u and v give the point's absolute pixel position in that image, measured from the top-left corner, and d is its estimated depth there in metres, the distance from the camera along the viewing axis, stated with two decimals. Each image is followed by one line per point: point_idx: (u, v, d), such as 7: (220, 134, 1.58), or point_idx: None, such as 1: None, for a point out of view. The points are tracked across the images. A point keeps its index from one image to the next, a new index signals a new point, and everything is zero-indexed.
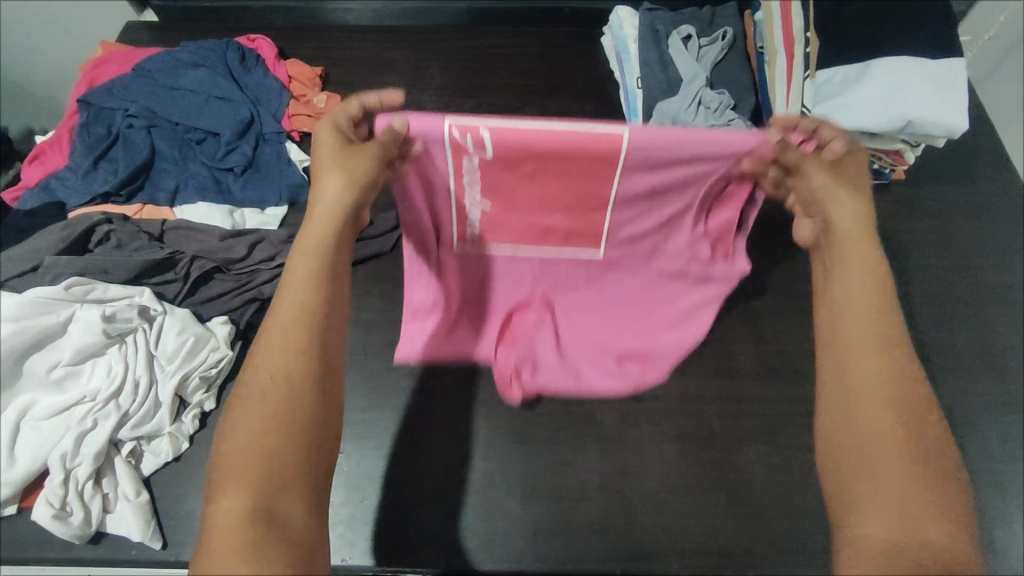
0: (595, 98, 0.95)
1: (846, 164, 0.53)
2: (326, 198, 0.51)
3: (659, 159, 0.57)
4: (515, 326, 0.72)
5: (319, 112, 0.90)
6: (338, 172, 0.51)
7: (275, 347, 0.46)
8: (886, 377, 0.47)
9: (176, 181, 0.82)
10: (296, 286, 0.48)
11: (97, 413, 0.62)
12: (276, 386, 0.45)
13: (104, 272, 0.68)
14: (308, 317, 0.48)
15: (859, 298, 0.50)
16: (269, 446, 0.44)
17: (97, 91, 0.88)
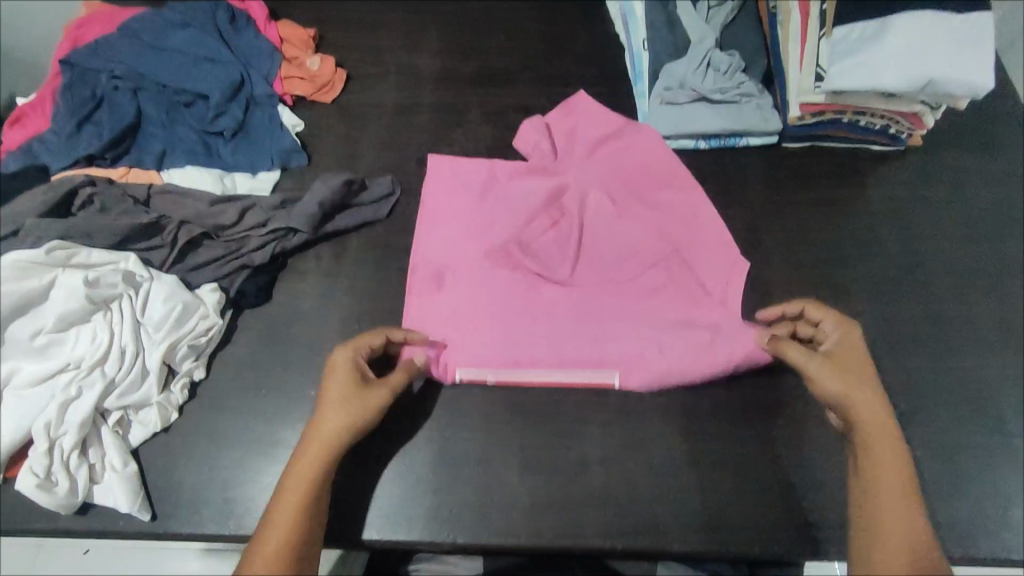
0: (599, 61, 0.91)
1: (839, 321, 0.64)
2: (327, 428, 0.57)
3: (636, 348, 0.68)
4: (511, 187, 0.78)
5: (312, 75, 0.86)
6: (340, 414, 0.58)
7: (284, 507, 0.54)
8: (892, 485, 0.55)
9: (163, 144, 0.79)
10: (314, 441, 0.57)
11: (82, 380, 0.60)
12: (306, 497, 0.55)
13: (87, 236, 0.65)
14: (339, 434, 0.57)
15: (873, 423, 0.58)
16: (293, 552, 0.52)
17: (80, 50, 0.84)
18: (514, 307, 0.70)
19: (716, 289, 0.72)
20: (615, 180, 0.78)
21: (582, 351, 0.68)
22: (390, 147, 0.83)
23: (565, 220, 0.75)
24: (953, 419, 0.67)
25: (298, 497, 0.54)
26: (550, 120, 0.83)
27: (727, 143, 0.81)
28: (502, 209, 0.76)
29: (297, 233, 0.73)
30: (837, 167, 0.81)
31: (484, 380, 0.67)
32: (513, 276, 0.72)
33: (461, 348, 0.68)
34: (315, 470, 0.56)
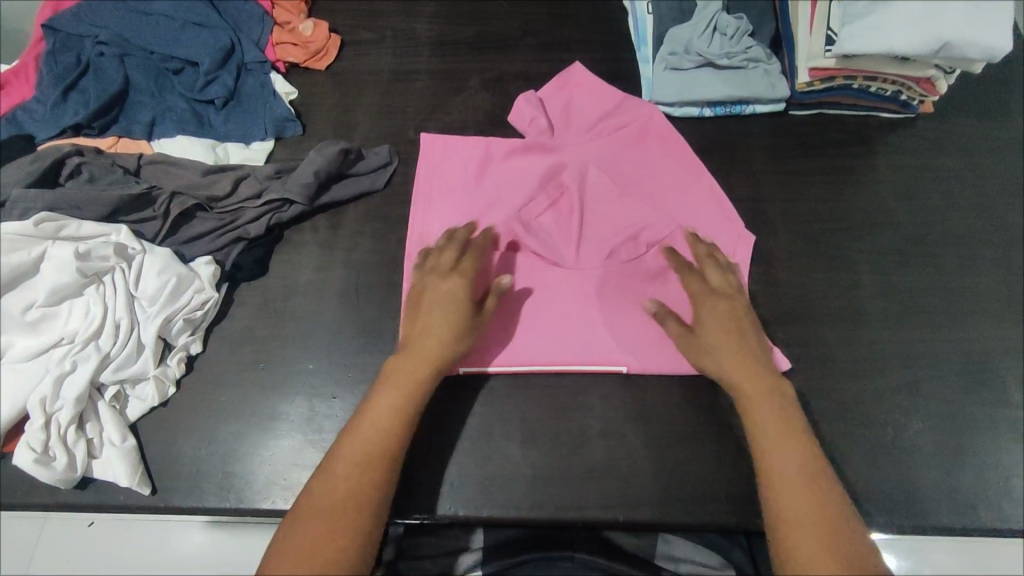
0: (603, 25, 0.88)
1: (702, 290, 0.64)
2: (434, 331, 0.60)
3: (645, 337, 0.67)
4: (512, 162, 0.74)
5: (305, 41, 0.83)
6: (448, 315, 0.61)
7: (385, 396, 0.58)
8: (788, 464, 0.55)
9: (152, 113, 0.77)
10: (396, 379, 0.59)
11: (77, 355, 0.59)
12: (379, 435, 0.56)
13: (76, 208, 0.64)
14: (431, 358, 0.59)
15: (754, 401, 0.58)
16: (377, 452, 0.55)
17: (64, 15, 0.81)
18: (516, 294, 0.68)
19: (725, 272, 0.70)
20: (619, 155, 0.74)
21: (590, 343, 0.66)
22: (387, 115, 0.81)
23: (566, 198, 0.72)
24: (957, 390, 0.66)
25: (373, 431, 0.56)
26: (544, 95, 0.79)
27: (732, 110, 0.79)
28: (501, 189, 0.72)
29: (294, 204, 0.71)
30: (845, 135, 0.79)
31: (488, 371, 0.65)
32: (515, 262, 0.70)
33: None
34: (394, 408, 0.57)
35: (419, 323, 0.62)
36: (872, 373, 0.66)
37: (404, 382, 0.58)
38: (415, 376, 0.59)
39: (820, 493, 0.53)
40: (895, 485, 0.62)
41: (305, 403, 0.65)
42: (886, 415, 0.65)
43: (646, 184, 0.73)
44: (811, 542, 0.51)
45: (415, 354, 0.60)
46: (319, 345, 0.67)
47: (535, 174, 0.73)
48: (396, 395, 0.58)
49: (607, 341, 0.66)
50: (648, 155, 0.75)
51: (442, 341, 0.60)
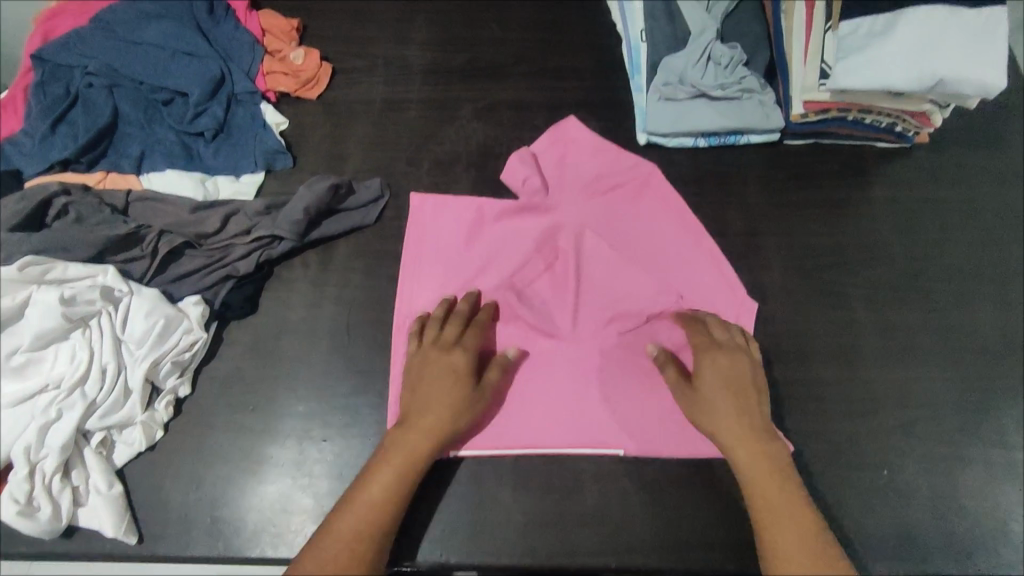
0: (597, 52, 0.87)
1: (709, 343, 0.63)
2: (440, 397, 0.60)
3: (643, 410, 0.66)
4: (506, 224, 0.73)
5: (296, 70, 0.83)
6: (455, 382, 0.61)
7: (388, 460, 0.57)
8: (771, 494, 0.56)
9: (141, 146, 0.76)
10: (401, 451, 0.58)
11: (62, 402, 0.58)
12: (389, 487, 0.56)
13: (64, 250, 0.63)
14: (436, 427, 0.59)
15: (735, 440, 0.59)
16: (378, 512, 0.55)
17: (52, 45, 0.80)
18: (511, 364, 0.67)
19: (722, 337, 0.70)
20: (614, 216, 0.74)
21: (586, 415, 0.65)
22: (378, 146, 0.80)
23: (560, 262, 0.72)
24: (953, 430, 0.66)
25: (378, 496, 0.56)
26: (537, 151, 0.78)
27: (727, 140, 0.78)
28: (495, 252, 0.72)
29: (283, 240, 0.70)
30: (840, 165, 0.78)
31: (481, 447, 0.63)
32: (510, 329, 0.69)
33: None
34: (400, 479, 0.57)
35: (421, 395, 0.61)
36: (867, 413, 0.66)
37: (408, 456, 0.58)
38: (420, 448, 0.58)
39: (802, 517, 0.55)
40: (890, 529, 0.62)
41: (294, 446, 0.64)
42: (880, 457, 0.64)
43: (642, 248, 0.73)
44: (799, 566, 0.53)
45: (420, 424, 0.59)
46: (309, 386, 0.67)
47: (529, 237, 0.73)
48: (404, 465, 0.57)
49: (602, 413, 0.65)
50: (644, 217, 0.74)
51: (446, 410, 0.60)
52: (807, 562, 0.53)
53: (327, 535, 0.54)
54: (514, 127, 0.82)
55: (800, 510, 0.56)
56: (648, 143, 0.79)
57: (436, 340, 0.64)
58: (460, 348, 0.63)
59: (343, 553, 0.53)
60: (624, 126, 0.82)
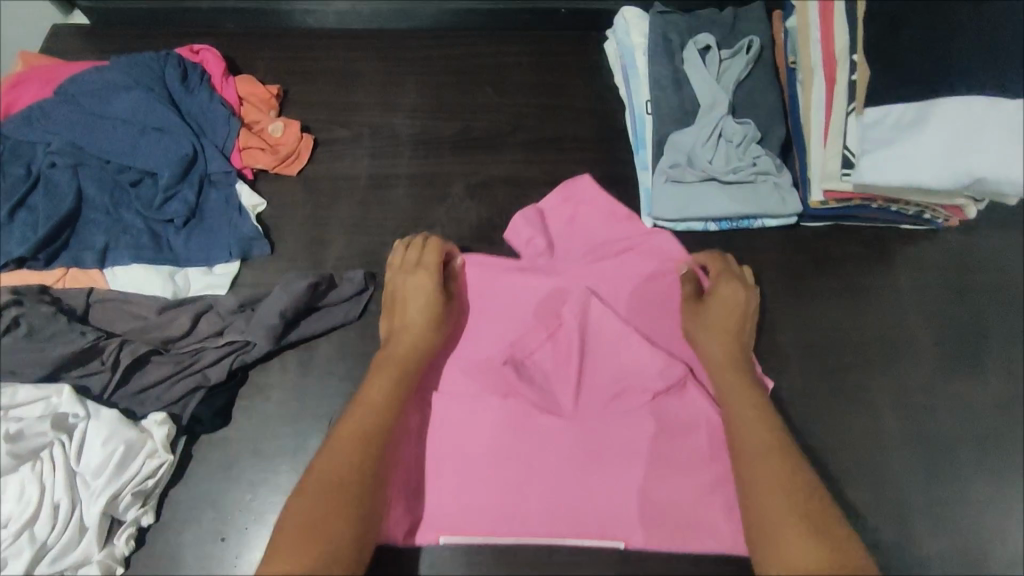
0: (598, 119, 0.81)
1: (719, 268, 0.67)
2: (410, 305, 0.64)
3: (647, 501, 0.62)
4: (506, 288, 0.69)
5: (274, 145, 0.77)
6: (421, 279, 0.65)
7: (367, 391, 0.59)
8: (751, 438, 0.57)
9: (105, 237, 0.70)
10: (387, 361, 0.61)
11: (6, 550, 0.53)
12: (371, 424, 0.57)
13: (13, 372, 0.58)
14: (410, 350, 0.62)
15: (722, 374, 0.62)
16: (359, 448, 0.55)
17: (13, 120, 0.74)
18: (510, 448, 0.63)
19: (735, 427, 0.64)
20: (622, 281, 0.70)
21: (589, 504, 0.62)
22: (364, 229, 0.74)
23: (564, 332, 0.67)
24: (987, 555, 0.61)
25: (373, 415, 0.58)
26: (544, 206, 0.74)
27: (740, 225, 0.72)
28: (493, 322, 0.68)
29: (257, 345, 0.64)
30: (863, 249, 0.72)
31: (479, 538, 0.61)
32: (509, 408, 0.65)
33: (454, 507, 0.62)
34: (391, 391, 0.59)
35: (399, 317, 0.64)
36: (895, 535, 0.61)
37: (393, 367, 0.61)
38: (406, 353, 0.62)
39: (784, 466, 0.54)
40: None
41: None
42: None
43: (650, 318, 0.69)
44: (772, 502, 0.53)
45: (400, 344, 0.62)
46: None
47: (530, 304, 0.68)
48: (390, 377, 0.60)
49: (606, 504, 0.62)
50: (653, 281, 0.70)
51: (413, 330, 0.63)
52: (780, 503, 0.52)
53: (320, 462, 0.54)
54: (509, 206, 0.76)
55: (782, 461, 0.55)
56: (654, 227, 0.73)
57: (411, 263, 0.66)
58: (424, 265, 0.66)
59: (337, 481, 0.53)
60: (628, 204, 0.76)
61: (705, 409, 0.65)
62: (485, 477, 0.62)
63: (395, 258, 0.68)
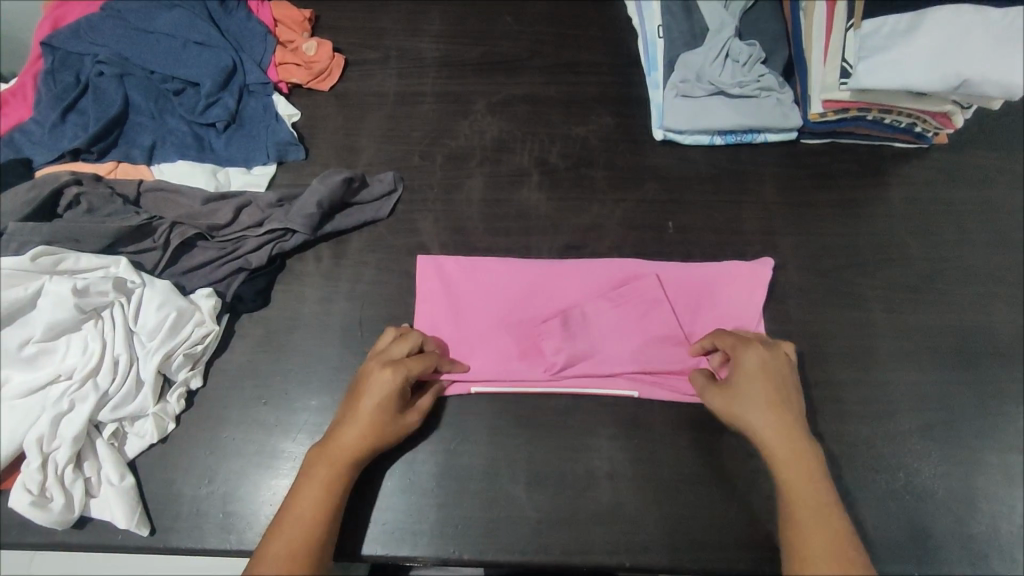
0: (613, 46, 0.86)
1: (745, 341, 0.63)
2: (361, 415, 0.58)
3: (662, 361, 0.67)
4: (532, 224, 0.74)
5: (308, 62, 0.81)
6: (376, 389, 0.59)
7: (311, 485, 0.56)
8: (798, 490, 0.56)
9: (153, 137, 0.75)
10: (326, 463, 0.57)
11: (74, 394, 0.58)
12: (315, 519, 0.55)
13: (75, 240, 0.64)
14: (348, 466, 0.57)
15: (759, 422, 0.59)
16: (307, 544, 0.53)
17: (62, 32, 0.78)
18: (531, 313, 0.69)
19: (734, 300, 0.69)
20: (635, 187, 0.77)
21: (605, 361, 0.67)
22: (391, 140, 0.79)
23: (585, 247, 0.74)
24: (972, 434, 0.66)
25: (311, 505, 0.55)
26: (596, 173, 0.77)
27: (744, 138, 0.78)
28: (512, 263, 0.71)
29: (296, 233, 0.70)
30: (858, 165, 0.78)
31: (506, 388, 0.66)
32: (532, 285, 0.70)
33: (482, 361, 0.67)
34: (326, 497, 0.56)
35: (352, 402, 0.59)
36: (885, 415, 0.66)
37: (328, 470, 0.57)
38: (346, 453, 0.57)
39: (838, 543, 0.53)
40: (906, 532, 0.62)
41: (306, 441, 0.64)
42: (898, 459, 0.64)
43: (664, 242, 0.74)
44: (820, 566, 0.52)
45: (348, 435, 0.58)
46: (322, 380, 0.67)
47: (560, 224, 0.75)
48: (314, 510, 0.55)
49: (623, 362, 0.66)
50: (664, 186, 0.77)
51: (349, 454, 0.57)
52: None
53: (269, 543, 0.53)
54: (528, 122, 0.81)
55: (838, 539, 0.53)
56: (664, 139, 0.79)
57: (380, 357, 0.61)
58: (390, 371, 0.59)
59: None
60: (640, 123, 0.81)
61: (713, 289, 0.70)
62: (509, 345, 0.68)
63: (377, 346, 0.63)
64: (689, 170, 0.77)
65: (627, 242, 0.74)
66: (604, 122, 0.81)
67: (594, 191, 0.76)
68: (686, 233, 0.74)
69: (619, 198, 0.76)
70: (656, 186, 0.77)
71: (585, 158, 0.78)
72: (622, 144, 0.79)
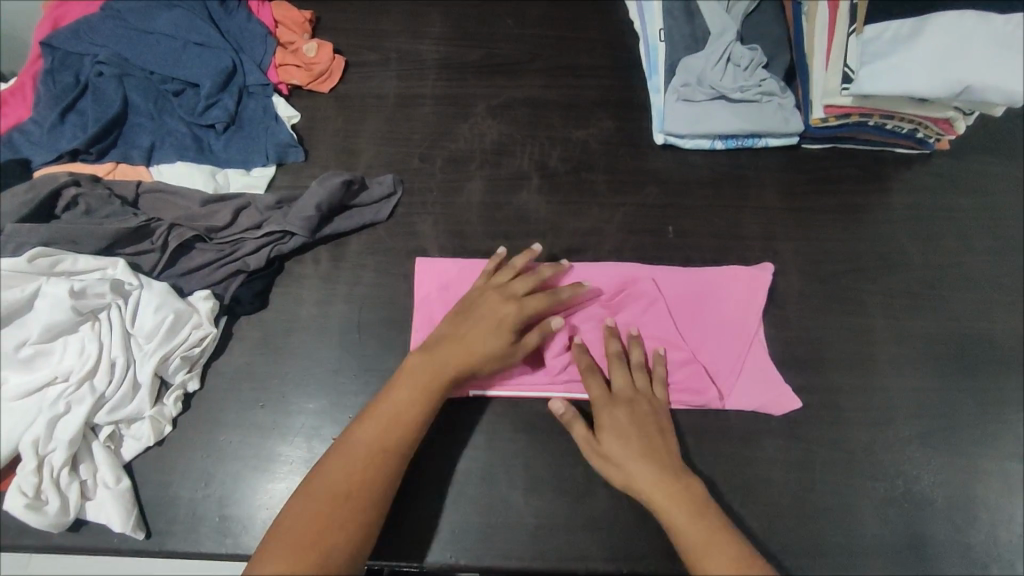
0: (614, 49, 0.86)
1: (610, 392, 0.62)
2: (470, 334, 0.62)
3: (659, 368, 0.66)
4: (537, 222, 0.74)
5: (308, 63, 0.81)
6: (503, 315, 0.62)
7: (373, 426, 0.57)
8: (708, 551, 0.52)
9: (152, 137, 0.75)
10: (425, 376, 0.59)
11: (71, 396, 0.58)
12: (375, 459, 0.55)
13: (73, 241, 0.63)
14: (441, 388, 0.59)
15: (646, 482, 0.56)
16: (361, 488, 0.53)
17: (62, 33, 0.78)
18: None
19: (734, 304, 0.69)
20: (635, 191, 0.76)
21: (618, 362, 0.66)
22: (391, 142, 0.79)
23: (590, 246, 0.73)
24: (971, 442, 0.65)
25: (376, 442, 0.56)
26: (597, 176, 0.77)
27: (744, 143, 0.78)
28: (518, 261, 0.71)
29: (295, 235, 0.69)
30: (859, 170, 0.77)
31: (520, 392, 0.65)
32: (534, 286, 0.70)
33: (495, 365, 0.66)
34: (408, 425, 0.57)
35: (467, 321, 0.63)
36: (885, 422, 0.66)
37: (425, 388, 0.59)
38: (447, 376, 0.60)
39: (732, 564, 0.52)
40: (905, 540, 0.61)
41: (303, 444, 0.64)
42: (897, 466, 0.64)
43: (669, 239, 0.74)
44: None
45: (455, 356, 0.60)
46: (319, 383, 0.66)
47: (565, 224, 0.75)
48: (385, 429, 0.56)
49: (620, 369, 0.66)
50: (668, 188, 0.76)
51: (446, 374, 0.60)
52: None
53: (327, 472, 0.54)
54: (529, 125, 0.80)
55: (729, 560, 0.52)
56: (665, 143, 0.78)
57: (503, 288, 0.65)
58: (514, 302, 0.63)
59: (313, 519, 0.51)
60: (641, 127, 0.80)
61: (713, 291, 0.70)
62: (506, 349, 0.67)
63: (493, 280, 0.66)
64: (690, 174, 0.77)
65: (627, 247, 0.73)
66: (605, 125, 0.80)
67: (594, 195, 0.76)
68: (687, 238, 0.74)
69: (619, 202, 0.76)
70: (656, 190, 0.76)
71: (586, 162, 0.78)
72: (622, 148, 0.79)
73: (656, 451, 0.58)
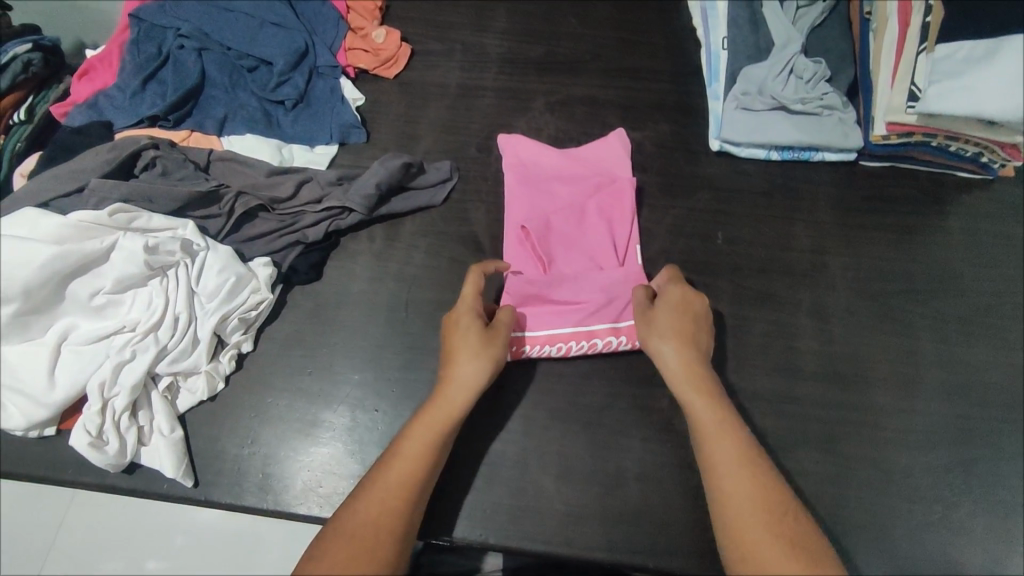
0: (677, 55, 0.86)
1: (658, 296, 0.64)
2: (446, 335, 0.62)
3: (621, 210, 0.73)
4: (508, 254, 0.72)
5: (376, 49, 0.84)
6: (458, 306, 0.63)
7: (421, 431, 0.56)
8: (720, 441, 0.55)
9: (225, 109, 0.78)
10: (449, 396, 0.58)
11: (136, 345, 0.61)
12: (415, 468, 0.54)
13: (149, 200, 0.67)
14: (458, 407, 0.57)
15: (680, 383, 0.58)
16: (398, 495, 0.52)
17: (150, 6, 0.82)
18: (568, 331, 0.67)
19: (608, 163, 0.77)
20: (689, 194, 0.77)
21: (616, 294, 0.68)
22: (449, 130, 0.81)
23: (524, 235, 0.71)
24: (1014, 475, 0.64)
25: (418, 450, 0.55)
26: (515, 178, 0.75)
27: (801, 155, 0.78)
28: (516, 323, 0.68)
29: (353, 212, 0.72)
30: (916, 191, 0.77)
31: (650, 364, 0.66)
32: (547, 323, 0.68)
33: None
34: (435, 438, 0.56)
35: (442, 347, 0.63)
36: (926, 445, 0.65)
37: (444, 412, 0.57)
38: (456, 404, 0.57)
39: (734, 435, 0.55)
40: (939, 566, 0.60)
41: (347, 413, 0.66)
42: (935, 491, 0.63)
43: (548, 178, 0.75)
44: (731, 484, 0.53)
45: (457, 388, 0.58)
46: (365, 356, 0.69)
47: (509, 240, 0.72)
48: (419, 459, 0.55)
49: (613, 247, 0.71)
50: (525, 163, 0.76)
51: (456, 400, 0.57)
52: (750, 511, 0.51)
53: (392, 461, 0.54)
54: (586, 123, 0.82)
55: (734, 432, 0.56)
56: (720, 150, 0.79)
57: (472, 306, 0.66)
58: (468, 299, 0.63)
59: (387, 500, 0.52)
60: (697, 132, 0.81)
61: (607, 161, 0.77)
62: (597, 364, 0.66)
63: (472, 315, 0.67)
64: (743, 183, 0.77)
65: (676, 248, 0.74)
66: (660, 128, 0.81)
67: (646, 196, 0.77)
68: (735, 244, 0.74)
69: (669, 205, 0.76)
70: (709, 196, 0.77)
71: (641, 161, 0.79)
72: (676, 152, 0.79)
73: (677, 320, 0.61)
